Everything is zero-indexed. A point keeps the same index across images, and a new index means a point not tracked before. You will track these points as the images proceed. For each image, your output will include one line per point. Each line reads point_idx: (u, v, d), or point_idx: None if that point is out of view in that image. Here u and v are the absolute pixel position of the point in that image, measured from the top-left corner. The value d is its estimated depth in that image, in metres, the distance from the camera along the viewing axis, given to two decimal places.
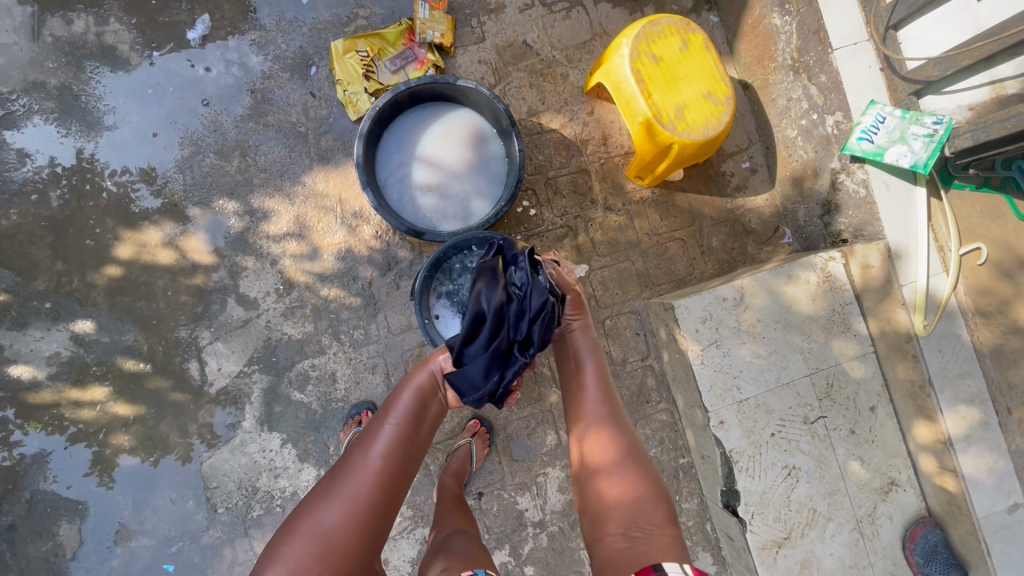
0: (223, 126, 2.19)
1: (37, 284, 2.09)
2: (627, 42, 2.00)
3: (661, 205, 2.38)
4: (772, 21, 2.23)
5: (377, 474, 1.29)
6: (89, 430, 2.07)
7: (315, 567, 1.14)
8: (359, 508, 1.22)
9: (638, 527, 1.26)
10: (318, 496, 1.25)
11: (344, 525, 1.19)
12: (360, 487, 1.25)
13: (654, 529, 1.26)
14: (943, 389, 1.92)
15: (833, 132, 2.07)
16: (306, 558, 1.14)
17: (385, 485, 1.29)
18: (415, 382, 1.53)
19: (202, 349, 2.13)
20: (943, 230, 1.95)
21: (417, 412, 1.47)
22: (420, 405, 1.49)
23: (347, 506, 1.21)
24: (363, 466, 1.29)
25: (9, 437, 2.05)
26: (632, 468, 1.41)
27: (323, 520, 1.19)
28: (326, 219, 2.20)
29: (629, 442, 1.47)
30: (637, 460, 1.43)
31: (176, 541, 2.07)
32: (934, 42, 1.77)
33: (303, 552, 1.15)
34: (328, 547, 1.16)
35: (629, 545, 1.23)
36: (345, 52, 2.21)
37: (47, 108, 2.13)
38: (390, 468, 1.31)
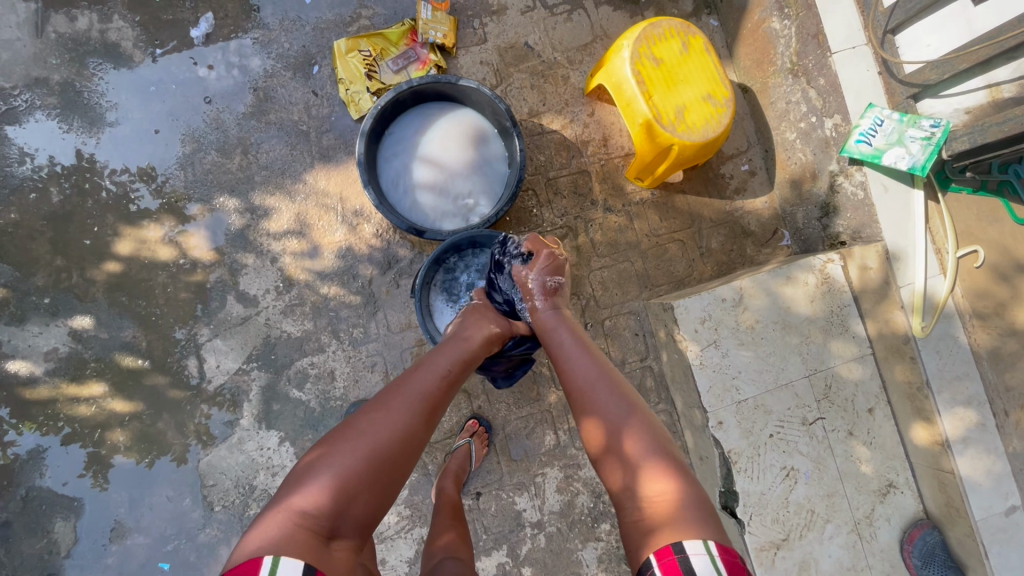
0: (226, 123, 2.20)
1: (36, 279, 2.09)
2: (628, 44, 2.02)
3: (661, 207, 2.39)
4: (771, 25, 2.25)
5: (429, 404, 1.20)
6: (85, 430, 2.07)
7: (365, 490, 1.03)
8: (411, 435, 1.12)
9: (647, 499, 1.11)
10: (364, 415, 1.12)
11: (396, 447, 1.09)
12: (412, 416, 1.15)
13: (665, 496, 1.11)
14: (941, 391, 1.94)
15: (832, 135, 2.08)
16: (356, 475, 1.02)
17: (431, 418, 1.20)
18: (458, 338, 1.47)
19: (201, 346, 2.12)
20: (940, 232, 1.96)
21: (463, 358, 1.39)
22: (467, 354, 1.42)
23: (402, 430, 1.11)
24: (414, 393, 1.20)
25: (4, 435, 2.04)
26: (632, 433, 1.22)
27: (374, 436, 1.07)
28: (326, 217, 2.21)
29: (620, 409, 1.27)
30: (637, 422, 1.24)
31: (171, 539, 2.06)
32: (932, 46, 1.79)
33: (352, 467, 1.02)
34: (379, 470, 1.05)
35: (646, 531, 1.08)
36: (348, 52, 2.22)
37: (50, 104, 2.13)
38: (437, 403, 1.23)
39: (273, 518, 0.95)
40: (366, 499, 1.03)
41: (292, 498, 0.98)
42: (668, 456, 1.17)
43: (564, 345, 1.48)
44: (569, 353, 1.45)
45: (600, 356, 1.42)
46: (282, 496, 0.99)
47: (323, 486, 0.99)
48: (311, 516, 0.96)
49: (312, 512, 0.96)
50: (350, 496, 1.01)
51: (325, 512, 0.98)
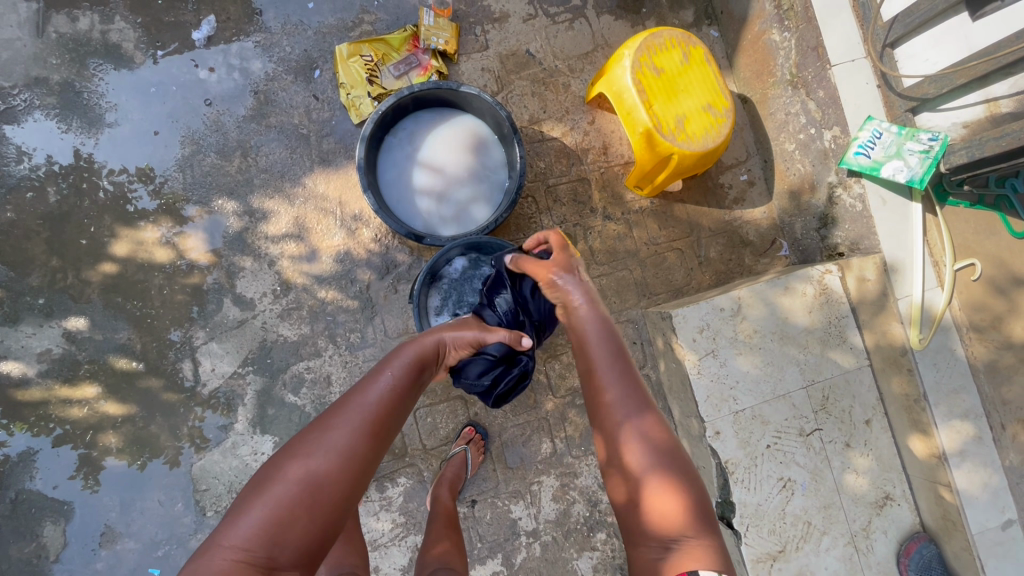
0: (226, 126, 2.20)
1: (31, 279, 2.07)
2: (629, 53, 2.03)
3: (660, 215, 2.39)
4: (771, 37, 2.26)
5: (378, 422, 1.13)
6: (76, 431, 2.04)
7: (301, 517, 0.98)
8: (355, 457, 1.07)
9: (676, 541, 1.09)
10: (304, 441, 1.07)
11: (338, 471, 1.04)
12: (357, 437, 1.09)
13: (690, 542, 1.09)
14: (937, 404, 1.94)
15: (831, 147, 2.10)
16: (292, 506, 0.98)
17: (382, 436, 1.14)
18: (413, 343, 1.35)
19: (197, 349, 2.11)
20: (937, 244, 1.97)
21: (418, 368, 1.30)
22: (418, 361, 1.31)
23: (341, 454, 1.05)
24: (358, 411, 1.13)
25: None
26: (669, 469, 1.16)
27: (309, 466, 1.02)
28: (325, 221, 2.20)
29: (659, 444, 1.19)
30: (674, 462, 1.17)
31: (162, 545, 2.03)
32: (930, 61, 1.80)
33: (286, 499, 0.98)
34: (316, 497, 1.00)
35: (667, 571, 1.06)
36: (350, 56, 2.22)
37: (49, 104, 2.12)
38: (389, 422, 1.16)
39: (205, 559, 0.92)
40: (303, 526, 0.98)
41: (225, 535, 0.94)
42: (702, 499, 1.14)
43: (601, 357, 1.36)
44: (604, 365, 1.34)
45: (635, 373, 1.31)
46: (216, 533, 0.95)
47: (255, 518, 0.95)
48: (245, 551, 0.93)
49: (245, 548, 0.93)
50: (284, 526, 0.96)
51: (259, 544, 0.94)
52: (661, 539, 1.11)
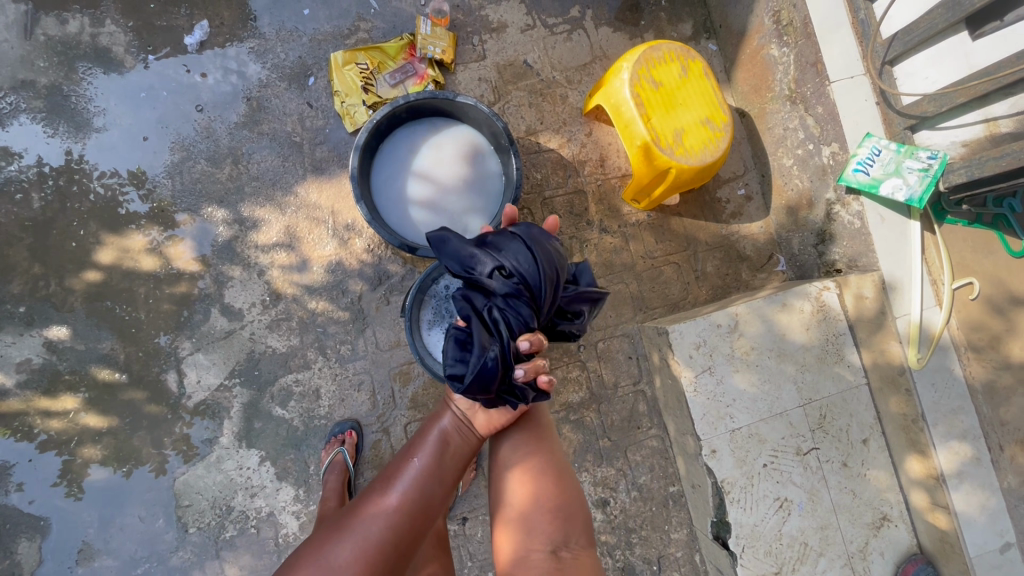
0: (217, 132, 2.16)
1: (12, 287, 2.02)
2: (628, 66, 2.01)
3: (657, 228, 2.37)
4: (769, 52, 2.25)
5: (399, 511, 1.23)
6: (62, 437, 1.99)
7: None
8: (373, 545, 1.16)
9: (566, 548, 1.29)
10: (327, 536, 1.18)
11: (355, 559, 1.13)
12: (375, 525, 1.19)
13: (580, 551, 1.30)
14: (936, 424, 1.91)
15: (829, 163, 2.08)
16: None
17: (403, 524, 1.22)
18: (441, 423, 1.43)
19: (182, 360, 2.06)
20: (936, 263, 1.94)
21: (443, 452, 1.38)
22: (444, 442, 1.40)
23: (359, 545, 1.15)
24: (381, 503, 1.24)
25: None
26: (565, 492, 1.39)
27: (330, 557, 1.13)
28: (317, 231, 2.16)
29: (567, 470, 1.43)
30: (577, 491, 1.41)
31: (142, 562, 1.97)
32: (929, 78, 1.78)
33: None
34: None
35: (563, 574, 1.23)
36: (345, 64, 2.19)
37: (35, 108, 2.08)
38: (410, 512, 1.24)
39: None
40: None
41: None
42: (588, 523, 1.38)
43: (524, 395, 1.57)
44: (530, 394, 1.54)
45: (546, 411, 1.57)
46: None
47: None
48: None
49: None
50: None
51: None
52: (551, 545, 1.29)
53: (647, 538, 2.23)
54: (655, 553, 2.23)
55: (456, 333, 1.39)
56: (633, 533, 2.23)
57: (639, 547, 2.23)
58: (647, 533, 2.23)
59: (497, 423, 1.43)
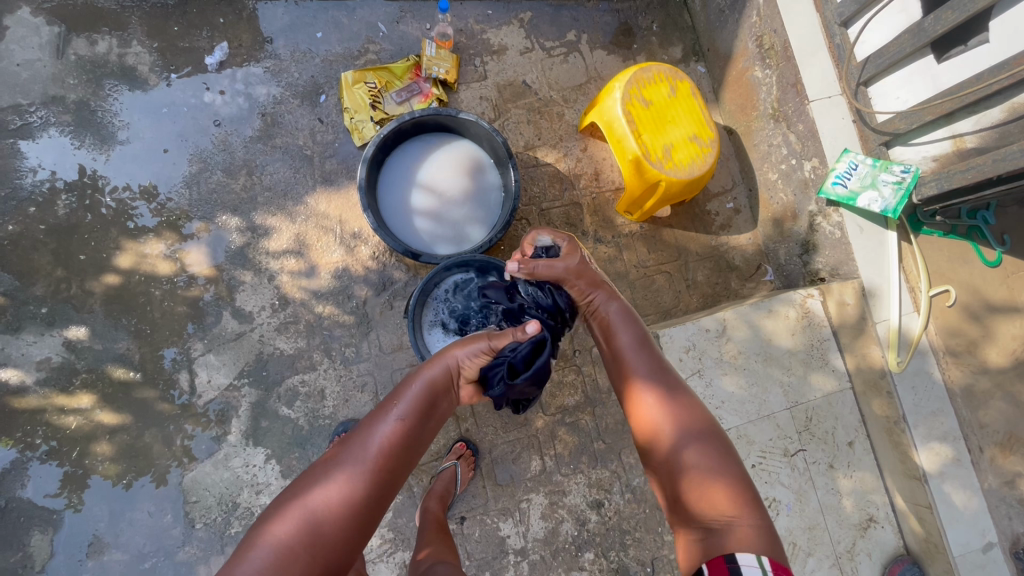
0: (233, 145, 2.29)
1: (35, 289, 2.12)
2: (620, 85, 2.14)
3: (649, 239, 2.48)
4: (753, 74, 2.39)
5: (383, 464, 1.18)
6: (64, 445, 2.06)
7: (301, 559, 1.05)
8: (356, 502, 1.13)
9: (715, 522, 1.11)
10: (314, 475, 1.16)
11: (338, 516, 1.11)
12: (357, 481, 1.15)
13: (731, 520, 1.10)
14: (916, 426, 1.98)
15: (811, 177, 2.20)
16: (292, 548, 1.05)
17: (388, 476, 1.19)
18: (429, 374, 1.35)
19: (194, 360, 2.15)
20: (914, 271, 2.04)
21: (430, 401, 1.32)
22: (433, 396, 1.34)
23: (340, 502, 1.12)
24: (364, 456, 1.18)
25: None
26: (694, 452, 1.22)
27: (315, 497, 1.12)
28: (325, 239, 2.28)
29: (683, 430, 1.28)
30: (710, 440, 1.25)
31: (150, 557, 2.03)
32: (901, 98, 1.91)
33: (286, 540, 1.06)
34: (316, 540, 1.07)
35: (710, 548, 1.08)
36: (354, 83, 2.34)
37: (64, 121, 2.21)
38: (395, 460, 1.21)
39: None
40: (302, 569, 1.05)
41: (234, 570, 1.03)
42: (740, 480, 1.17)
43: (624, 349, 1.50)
44: (630, 351, 1.49)
45: (665, 363, 1.48)
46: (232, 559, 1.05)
47: (265, 554, 1.04)
48: None
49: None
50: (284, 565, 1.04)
51: None
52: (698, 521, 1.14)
53: (641, 540, 2.27)
54: (648, 555, 2.26)
55: (536, 337, 1.52)
56: (627, 535, 2.27)
57: (633, 548, 2.26)
58: (641, 535, 2.27)
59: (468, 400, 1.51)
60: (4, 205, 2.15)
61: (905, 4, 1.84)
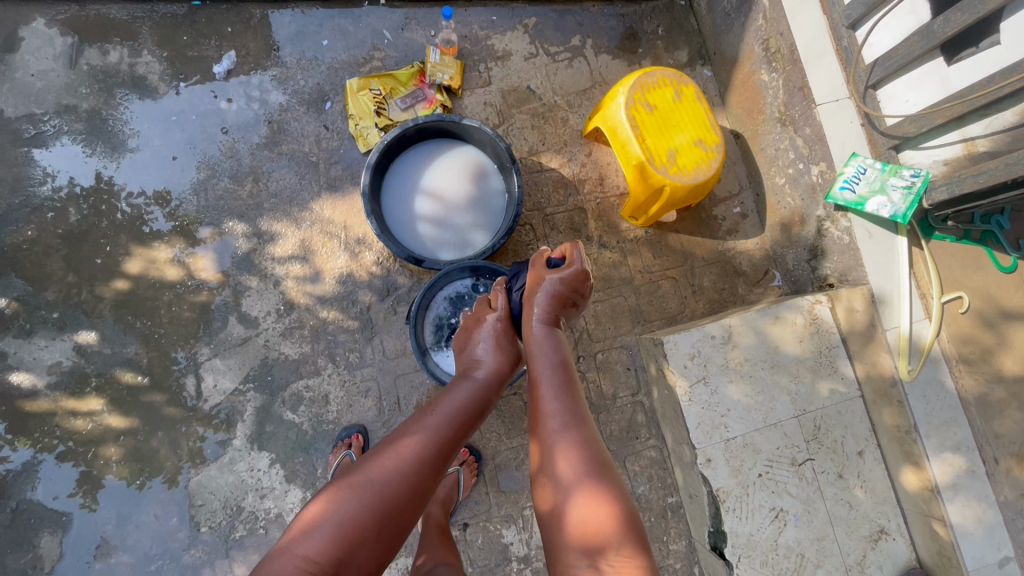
0: (240, 152, 2.32)
1: (47, 294, 2.16)
2: (624, 91, 2.13)
3: (654, 244, 2.46)
4: (760, 77, 2.37)
5: (442, 451, 1.24)
6: (74, 448, 2.09)
7: (369, 537, 1.07)
8: (419, 481, 1.16)
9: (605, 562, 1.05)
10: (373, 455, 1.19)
11: (402, 492, 1.13)
12: (418, 463, 1.18)
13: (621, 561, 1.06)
14: (928, 436, 1.95)
15: (818, 181, 2.18)
16: (361, 523, 1.07)
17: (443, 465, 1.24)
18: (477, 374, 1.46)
19: (200, 365, 2.17)
20: (925, 277, 1.98)
21: (481, 397, 1.40)
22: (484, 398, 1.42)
23: (406, 482, 1.14)
24: (423, 438, 1.23)
25: None
26: (594, 484, 1.15)
27: (377, 472, 1.14)
28: (330, 244, 2.29)
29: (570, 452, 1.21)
30: (597, 469, 1.18)
31: (156, 559, 2.05)
32: (910, 101, 1.87)
33: (355, 515, 1.07)
34: (383, 518, 1.09)
35: None
36: (359, 90, 2.36)
37: (76, 130, 2.26)
38: (449, 450, 1.26)
39: (279, 561, 1.01)
40: (368, 545, 1.07)
41: (296, 544, 1.03)
42: (631, 517, 1.12)
43: (545, 371, 1.38)
44: (544, 374, 1.38)
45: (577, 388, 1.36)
46: (287, 539, 1.05)
47: (325, 532, 1.04)
48: (314, 562, 1.01)
49: (312, 561, 1.01)
50: (352, 540, 1.05)
51: (328, 558, 1.02)
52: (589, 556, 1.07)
53: None
54: None
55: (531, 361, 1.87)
56: None
57: None
58: None
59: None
60: (17, 212, 2.19)
61: (913, 5, 1.80)
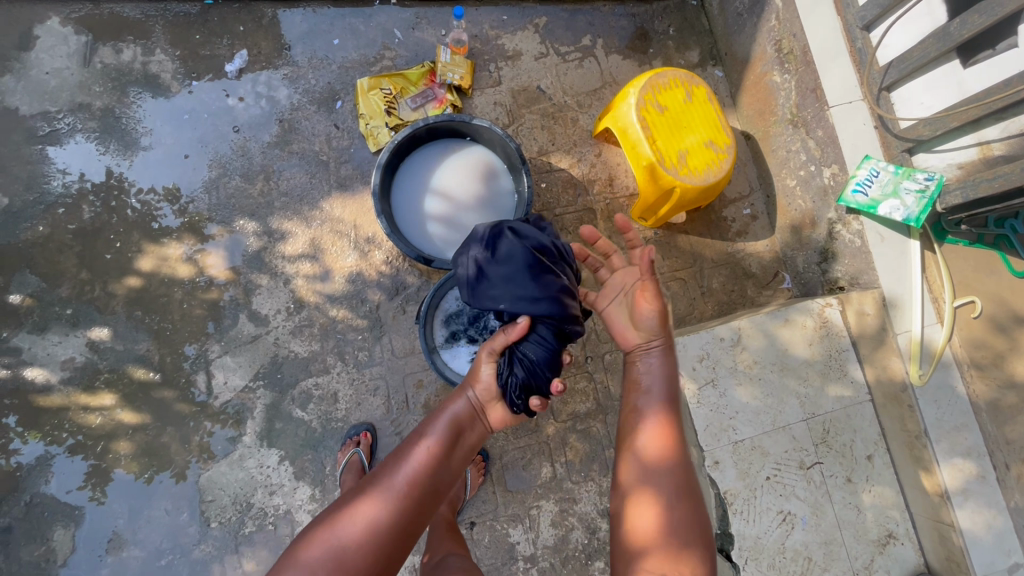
0: (251, 151, 2.33)
1: (61, 290, 2.19)
2: (635, 91, 2.12)
3: (663, 246, 2.46)
4: (772, 78, 2.35)
5: (409, 493, 1.24)
6: (87, 442, 2.12)
7: None
8: (380, 527, 1.17)
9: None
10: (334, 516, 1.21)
11: (363, 540, 1.15)
12: (382, 509, 1.20)
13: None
14: (938, 441, 1.93)
15: (830, 183, 2.16)
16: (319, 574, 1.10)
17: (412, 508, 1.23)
18: (450, 410, 1.42)
19: (211, 362, 2.19)
20: (937, 281, 1.97)
21: (455, 429, 1.38)
22: (457, 427, 1.38)
23: (367, 528, 1.16)
24: (389, 483, 1.25)
25: (11, 442, 2.09)
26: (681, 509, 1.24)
27: (339, 526, 1.17)
28: (340, 243, 2.30)
29: (664, 461, 1.30)
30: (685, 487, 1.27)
31: (166, 554, 2.08)
32: (925, 104, 1.85)
33: (312, 566, 1.11)
34: (343, 566, 1.12)
35: None
36: (370, 89, 2.36)
37: (90, 128, 2.28)
38: (418, 492, 1.25)
39: None
40: None
41: None
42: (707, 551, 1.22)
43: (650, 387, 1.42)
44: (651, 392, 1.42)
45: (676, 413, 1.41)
46: None
47: None
48: None
49: None
50: None
51: None
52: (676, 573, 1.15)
53: None
54: None
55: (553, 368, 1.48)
56: None
57: None
58: None
59: (508, 421, 1.49)
60: (32, 209, 2.21)
61: (930, 7, 1.79)
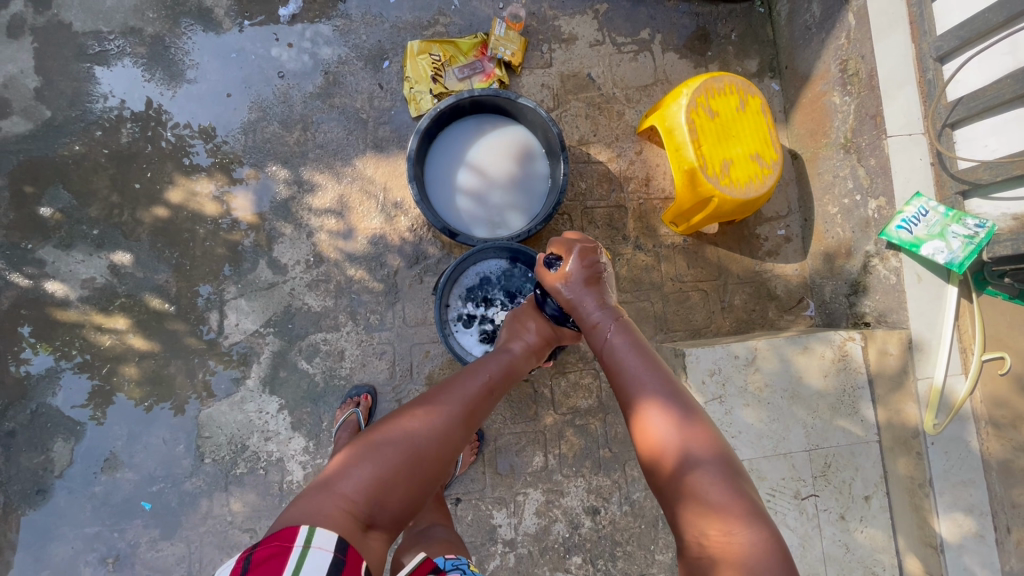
0: (292, 99, 2.32)
1: (90, 210, 2.21)
2: (688, 92, 2.05)
3: (690, 254, 2.41)
4: (831, 99, 2.27)
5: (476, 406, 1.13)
6: (96, 360, 2.16)
7: (403, 481, 0.97)
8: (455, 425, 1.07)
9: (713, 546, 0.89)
10: (389, 413, 1.06)
11: (436, 435, 1.03)
12: (459, 408, 1.10)
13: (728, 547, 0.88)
14: (942, 492, 1.90)
15: (874, 216, 2.09)
16: (396, 466, 0.97)
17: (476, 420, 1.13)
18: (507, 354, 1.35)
19: (226, 302, 2.21)
20: (969, 332, 1.92)
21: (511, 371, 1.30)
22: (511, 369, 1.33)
23: (445, 423, 1.06)
24: (463, 391, 1.13)
25: (20, 352, 2.14)
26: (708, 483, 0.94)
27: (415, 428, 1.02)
28: (367, 203, 2.29)
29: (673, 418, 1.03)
30: (732, 472, 0.96)
31: (158, 481, 2.12)
32: (989, 147, 1.78)
33: (388, 456, 0.97)
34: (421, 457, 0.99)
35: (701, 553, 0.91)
36: (419, 53, 2.33)
37: (139, 53, 2.28)
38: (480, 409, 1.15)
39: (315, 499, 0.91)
40: (404, 489, 0.97)
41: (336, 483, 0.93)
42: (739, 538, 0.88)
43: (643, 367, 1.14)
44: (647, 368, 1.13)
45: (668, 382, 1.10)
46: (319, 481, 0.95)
47: (361, 472, 0.95)
48: (350, 503, 0.91)
49: (348, 500, 0.92)
50: (386, 488, 0.95)
51: (364, 497, 0.93)
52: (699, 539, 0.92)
53: (631, 554, 2.25)
54: (636, 569, 2.24)
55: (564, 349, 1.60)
56: (618, 547, 2.24)
57: (622, 561, 2.24)
58: (632, 549, 2.25)
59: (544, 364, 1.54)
60: (72, 125, 2.23)
61: (1013, 47, 1.69)
